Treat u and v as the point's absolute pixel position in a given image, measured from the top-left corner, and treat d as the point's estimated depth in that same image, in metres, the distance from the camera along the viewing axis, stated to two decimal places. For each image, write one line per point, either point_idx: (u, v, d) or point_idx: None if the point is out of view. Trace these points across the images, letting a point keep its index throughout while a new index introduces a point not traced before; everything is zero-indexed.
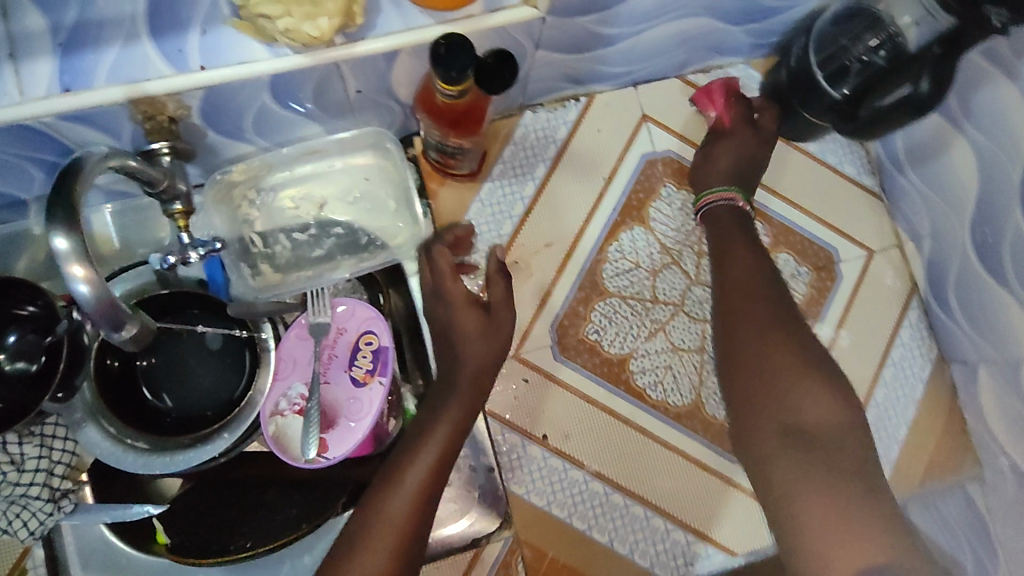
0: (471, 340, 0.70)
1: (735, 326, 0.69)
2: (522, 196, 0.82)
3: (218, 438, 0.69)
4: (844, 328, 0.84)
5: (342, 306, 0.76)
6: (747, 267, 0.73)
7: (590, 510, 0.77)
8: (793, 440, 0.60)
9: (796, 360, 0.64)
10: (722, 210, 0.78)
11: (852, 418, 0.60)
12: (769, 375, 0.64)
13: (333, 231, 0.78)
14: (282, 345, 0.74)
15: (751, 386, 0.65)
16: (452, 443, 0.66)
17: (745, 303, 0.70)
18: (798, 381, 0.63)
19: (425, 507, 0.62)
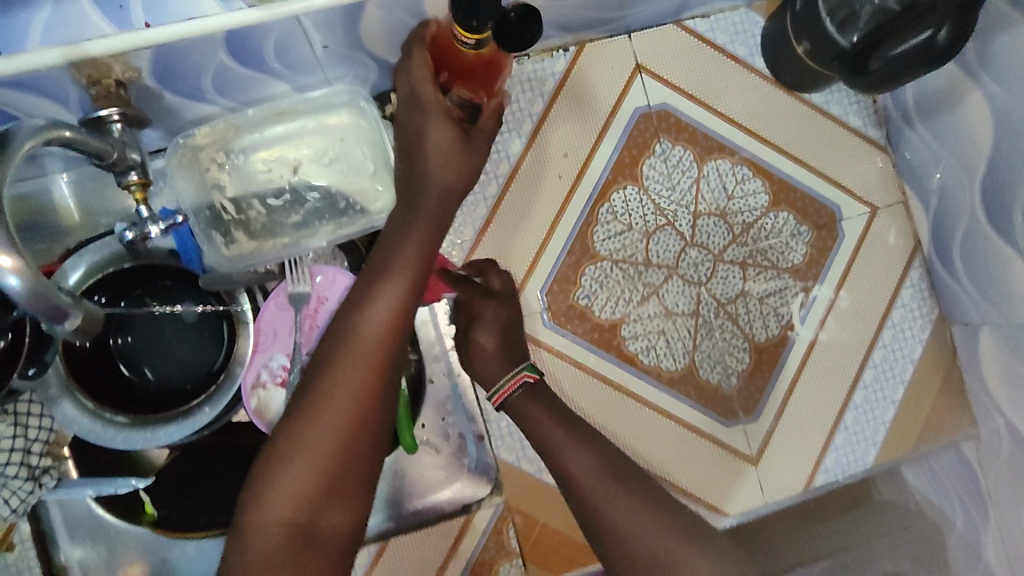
0: (441, 160, 0.64)
1: (560, 460, 0.65)
2: (508, 154, 0.77)
3: (198, 413, 0.68)
4: (843, 289, 0.81)
5: (323, 274, 0.73)
6: (582, 456, 0.65)
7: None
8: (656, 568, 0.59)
9: (619, 488, 0.63)
10: (534, 407, 0.69)
11: (677, 525, 0.61)
12: (607, 517, 0.61)
13: (310, 196, 0.75)
14: (261, 315, 0.72)
15: (605, 488, 0.63)
16: (403, 301, 0.61)
17: (603, 480, 0.63)
18: (622, 509, 0.61)
19: (388, 369, 0.58)
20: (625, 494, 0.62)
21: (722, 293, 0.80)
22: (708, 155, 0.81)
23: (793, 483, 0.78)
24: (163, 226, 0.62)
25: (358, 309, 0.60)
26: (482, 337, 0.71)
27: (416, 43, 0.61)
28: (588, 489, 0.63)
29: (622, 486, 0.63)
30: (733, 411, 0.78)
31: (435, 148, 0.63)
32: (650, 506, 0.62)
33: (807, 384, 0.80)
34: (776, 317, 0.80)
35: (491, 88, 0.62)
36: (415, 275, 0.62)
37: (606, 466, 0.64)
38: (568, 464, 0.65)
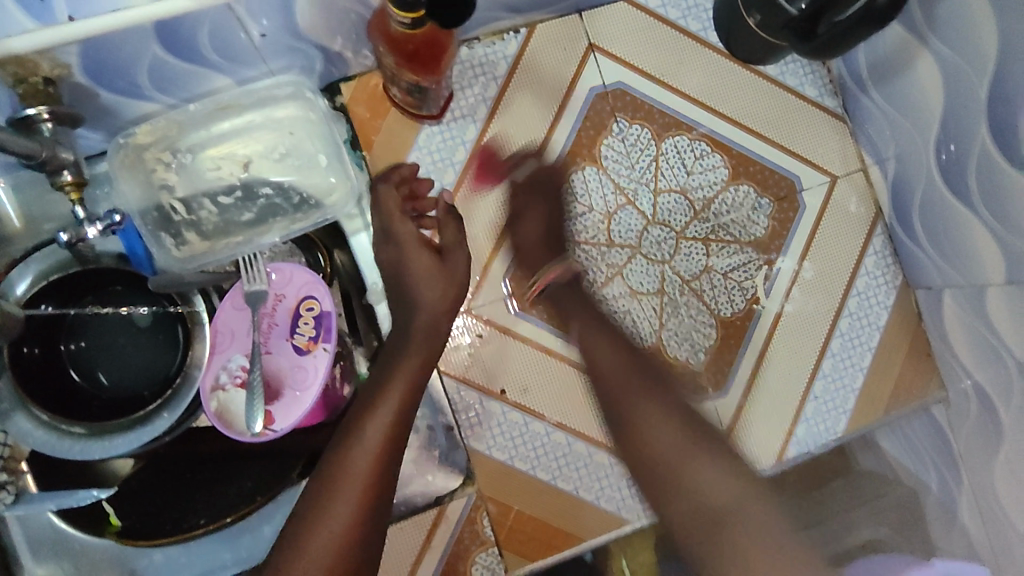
0: (425, 279, 0.68)
1: (630, 407, 0.66)
2: (464, 140, 0.76)
3: (157, 419, 0.66)
4: (807, 260, 0.81)
5: (279, 270, 0.72)
6: (657, 412, 0.65)
7: (554, 462, 0.75)
8: (722, 525, 0.57)
9: (686, 436, 0.63)
10: (565, 297, 0.75)
11: (748, 502, 0.58)
12: (683, 464, 0.61)
13: (261, 192, 0.74)
14: (217, 317, 0.70)
15: (663, 484, 0.61)
16: (399, 415, 0.63)
17: (630, 382, 0.68)
18: (695, 463, 0.61)
19: (380, 485, 0.60)
20: (681, 438, 0.62)
21: (686, 270, 0.79)
22: (666, 132, 0.80)
23: (766, 456, 0.79)
24: (101, 226, 0.60)
25: (362, 417, 0.62)
26: (533, 230, 0.75)
27: (380, 186, 0.70)
28: (666, 450, 0.62)
29: (649, 389, 0.67)
30: (703, 387, 0.78)
31: (414, 278, 0.68)
32: (704, 453, 0.62)
33: (776, 357, 0.80)
34: (741, 291, 0.80)
35: (435, 71, 0.61)
36: (412, 384, 0.64)
37: (684, 425, 0.64)
38: (642, 415, 0.65)
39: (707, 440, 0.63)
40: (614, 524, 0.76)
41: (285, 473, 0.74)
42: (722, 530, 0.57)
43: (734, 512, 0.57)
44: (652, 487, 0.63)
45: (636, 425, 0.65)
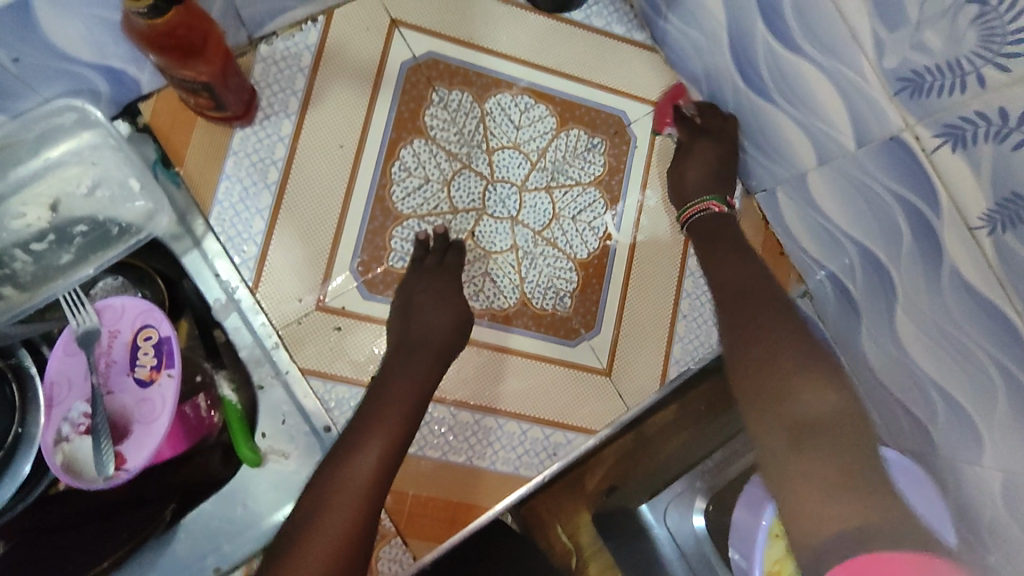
0: (434, 319, 0.70)
1: (743, 327, 0.61)
2: (281, 136, 0.74)
3: (1, 488, 0.63)
4: (649, 188, 0.84)
5: (108, 306, 0.68)
6: (781, 330, 0.59)
7: (468, 441, 0.75)
8: (805, 432, 0.51)
9: (802, 348, 0.57)
10: (710, 221, 0.76)
11: (855, 424, 0.52)
12: (796, 382, 0.54)
13: (76, 230, 0.69)
14: (49, 369, 0.67)
15: (760, 389, 0.56)
16: (390, 453, 0.61)
17: (774, 322, 0.60)
18: (805, 377, 0.54)
19: (371, 512, 0.58)
20: (756, 314, 0.62)
21: (536, 221, 0.80)
22: (487, 93, 0.81)
23: (649, 382, 0.80)
24: None
25: (346, 455, 0.60)
26: (691, 171, 0.79)
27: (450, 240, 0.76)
28: (736, 281, 0.67)
29: (789, 329, 0.59)
30: (575, 330, 0.80)
31: (428, 314, 0.71)
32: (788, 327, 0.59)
33: (638, 284, 0.81)
34: (592, 230, 0.81)
35: (208, 63, 0.61)
36: (399, 429, 0.63)
37: (757, 275, 0.67)
38: (721, 262, 0.71)
39: (818, 347, 0.58)
40: (517, 482, 0.76)
41: (155, 515, 0.70)
42: (821, 443, 0.50)
43: (838, 428, 0.51)
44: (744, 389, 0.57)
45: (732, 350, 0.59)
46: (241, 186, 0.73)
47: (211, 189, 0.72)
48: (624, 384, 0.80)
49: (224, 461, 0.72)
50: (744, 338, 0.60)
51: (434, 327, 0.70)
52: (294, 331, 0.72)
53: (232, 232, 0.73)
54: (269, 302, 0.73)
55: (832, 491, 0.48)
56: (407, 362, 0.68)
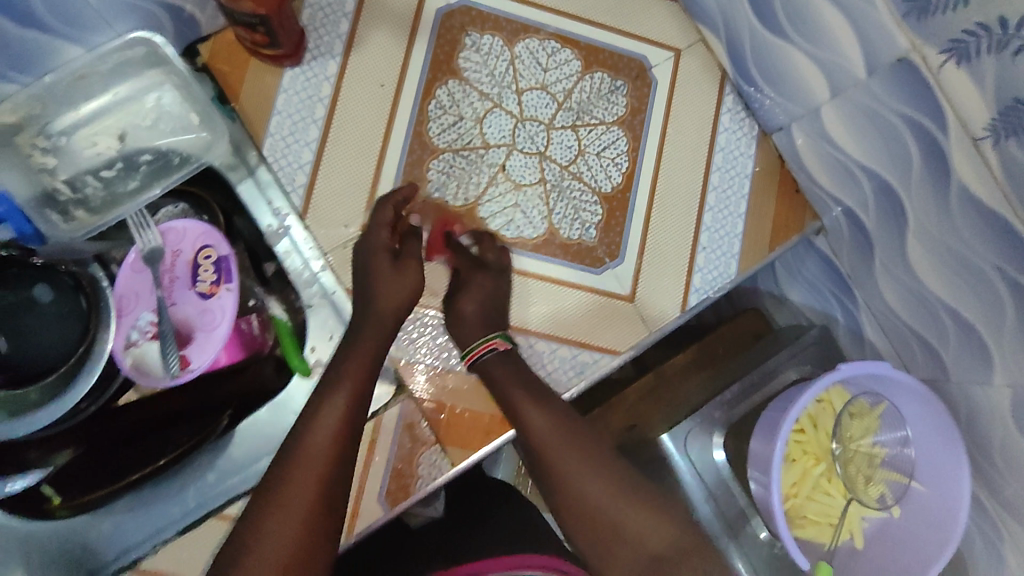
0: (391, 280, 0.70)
1: (558, 469, 0.65)
2: (327, 76, 0.80)
3: (79, 386, 0.68)
4: (669, 128, 0.89)
5: (171, 227, 0.74)
6: (602, 476, 0.65)
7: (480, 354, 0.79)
8: (660, 571, 0.59)
9: (642, 499, 0.64)
10: (500, 368, 0.72)
11: (691, 556, 0.60)
12: (622, 520, 0.62)
13: (140, 160, 0.75)
14: (118, 283, 0.72)
15: (588, 525, 0.63)
16: (343, 428, 0.61)
17: (569, 447, 0.67)
18: (586, 474, 0.65)
19: (335, 474, 0.58)
20: (577, 453, 0.66)
21: (563, 156, 0.85)
22: (517, 38, 0.86)
23: (671, 308, 0.85)
24: None
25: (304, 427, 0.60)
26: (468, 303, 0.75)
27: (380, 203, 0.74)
28: (548, 442, 0.67)
29: (585, 454, 0.66)
30: (600, 259, 0.84)
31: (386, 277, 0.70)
32: (596, 468, 0.65)
33: (660, 217, 0.86)
34: (616, 166, 0.86)
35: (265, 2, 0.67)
36: (354, 394, 0.64)
37: (560, 430, 0.68)
38: (528, 420, 0.69)
39: (608, 458, 0.66)
40: None
41: (214, 421, 0.76)
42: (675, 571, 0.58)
43: (679, 560, 0.59)
44: (581, 534, 0.64)
45: (564, 482, 0.65)
46: (291, 121, 0.79)
47: (264, 123, 0.78)
48: (647, 309, 0.84)
49: (277, 372, 0.77)
50: (563, 484, 0.65)
51: (379, 312, 0.69)
52: (341, 254, 0.78)
53: (283, 162, 0.78)
54: (316, 227, 0.78)
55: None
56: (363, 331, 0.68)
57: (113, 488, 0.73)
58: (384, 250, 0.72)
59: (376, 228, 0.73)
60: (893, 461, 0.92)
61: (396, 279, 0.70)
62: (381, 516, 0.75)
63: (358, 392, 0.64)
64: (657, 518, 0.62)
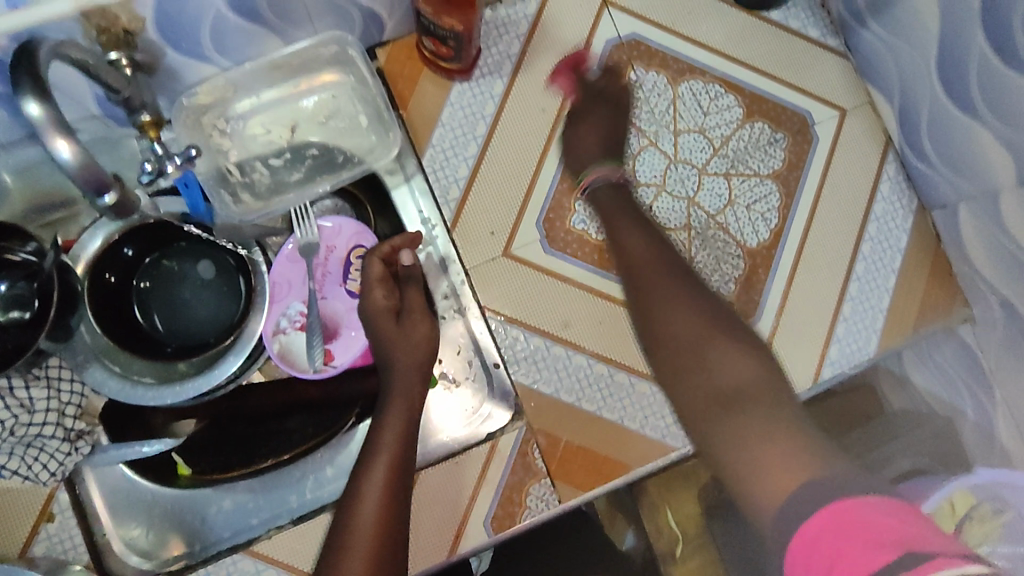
0: (408, 336, 0.69)
1: (648, 306, 0.67)
2: (493, 95, 0.81)
3: (226, 361, 0.70)
4: (824, 189, 0.85)
5: (327, 224, 0.76)
6: (678, 306, 0.65)
7: (555, 367, 0.78)
8: (737, 403, 0.57)
9: (710, 326, 0.63)
10: (610, 197, 0.76)
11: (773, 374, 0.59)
12: (705, 356, 0.61)
13: (308, 153, 0.77)
14: (273, 270, 0.74)
15: (678, 365, 0.62)
16: (389, 497, 0.61)
17: (668, 279, 0.68)
18: (717, 346, 0.61)
19: (390, 526, 0.60)
20: (672, 283, 0.67)
21: (712, 204, 0.83)
22: (681, 78, 0.85)
23: (801, 376, 0.82)
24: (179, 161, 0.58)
25: (359, 480, 0.62)
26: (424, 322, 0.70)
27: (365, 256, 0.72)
28: (685, 334, 0.63)
29: (693, 303, 0.65)
30: (736, 315, 0.82)
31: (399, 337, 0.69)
32: (733, 338, 0.62)
33: (804, 280, 0.83)
34: (765, 221, 0.84)
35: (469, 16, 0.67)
36: (403, 435, 0.65)
37: (659, 254, 0.71)
38: (659, 310, 0.66)
39: (708, 298, 0.66)
40: (662, 450, 0.78)
41: (339, 420, 0.76)
42: (746, 407, 0.57)
43: (750, 395, 0.57)
44: (666, 366, 0.64)
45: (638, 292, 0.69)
46: (453, 134, 0.80)
47: (427, 132, 0.79)
48: None
49: None
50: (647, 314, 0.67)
51: (404, 374, 0.68)
52: (481, 271, 0.79)
53: (440, 174, 0.79)
54: (461, 241, 0.79)
55: (767, 441, 0.54)
56: (396, 376, 0.68)
57: (236, 471, 0.74)
58: (386, 310, 0.70)
59: (368, 287, 0.70)
60: None
61: (400, 342, 0.69)
62: (486, 539, 0.75)
63: (405, 433, 0.65)
64: (737, 354, 0.61)
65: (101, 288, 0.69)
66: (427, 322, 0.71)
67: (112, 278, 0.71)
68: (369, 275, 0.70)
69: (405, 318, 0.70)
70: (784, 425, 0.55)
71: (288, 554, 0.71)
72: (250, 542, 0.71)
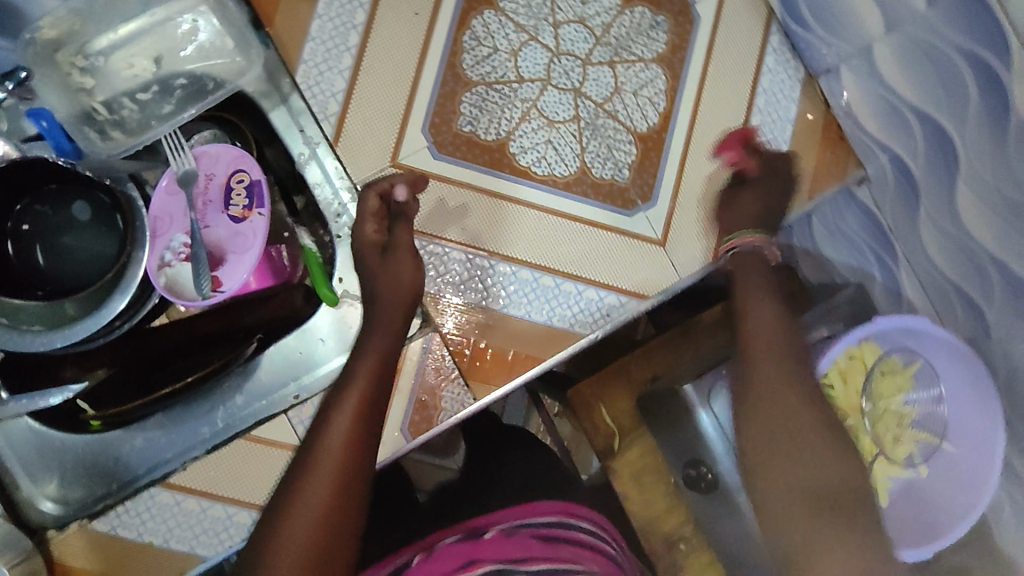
0: (389, 277, 0.68)
1: (758, 408, 0.61)
2: (361, 5, 0.79)
3: (115, 300, 0.68)
4: (710, 66, 0.85)
5: (205, 152, 0.74)
6: (771, 417, 0.60)
7: (443, 271, 0.79)
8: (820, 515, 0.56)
9: (802, 398, 0.61)
10: (750, 272, 0.72)
11: (838, 464, 0.58)
12: (788, 473, 0.58)
13: (177, 83, 0.75)
14: (153, 205, 0.72)
15: (769, 454, 0.60)
16: (357, 429, 0.60)
17: (783, 385, 0.61)
18: (788, 459, 0.59)
19: (356, 458, 0.59)
20: (797, 395, 0.61)
21: (598, 94, 0.83)
22: None
23: (702, 252, 0.83)
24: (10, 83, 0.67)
25: (330, 414, 0.61)
26: (406, 262, 0.69)
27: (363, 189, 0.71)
28: (797, 428, 0.59)
29: (803, 394, 0.62)
30: (632, 201, 0.82)
31: (392, 271, 0.69)
32: (810, 404, 0.61)
33: (697, 159, 0.84)
34: (653, 105, 0.84)
35: None
36: (375, 373, 0.64)
37: (787, 368, 0.63)
38: (760, 418, 0.61)
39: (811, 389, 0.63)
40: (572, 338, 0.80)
41: (239, 343, 0.77)
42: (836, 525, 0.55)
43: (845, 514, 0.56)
44: (765, 468, 0.59)
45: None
46: (324, 48, 0.79)
47: (297, 49, 0.79)
48: (678, 254, 0.83)
49: (305, 301, 0.77)
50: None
51: (386, 308, 0.68)
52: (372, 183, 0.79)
53: (315, 90, 0.78)
54: (346, 157, 0.78)
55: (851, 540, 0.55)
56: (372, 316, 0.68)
57: (146, 413, 0.74)
58: (373, 245, 0.70)
59: (361, 218, 0.70)
60: (924, 421, 0.88)
61: (385, 274, 0.68)
62: (404, 444, 0.76)
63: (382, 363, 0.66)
64: (792, 449, 0.59)
65: None
66: (412, 260, 0.69)
67: None
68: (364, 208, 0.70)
69: (390, 253, 0.70)
70: (842, 486, 0.58)
71: (202, 482, 0.72)
72: (164, 476, 0.71)
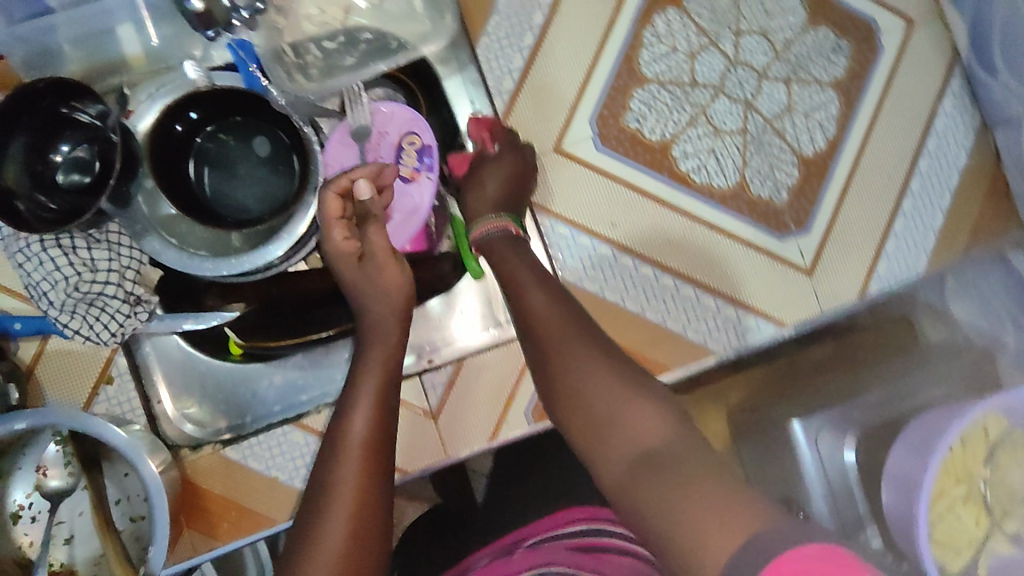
0: (370, 290, 0.62)
1: (596, 435, 0.55)
2: None
3: (279, 240, 0.69)
4: (884, 100, 0.83)
5: (382, 108, 0.73)
6: (640, 409, 0.55)
7: (588, 263, 0.78)
8: (661, 467, 0.50)
9: (648, 402, 0.55)
10: (535, 297, 0.63)
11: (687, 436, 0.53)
12: (627, 412, 0.54)
13: (363, 37, 0.73)
14: (327, 152, 0.73)
15: (611, 433, 0.54)
16: (375, 432, 0.58)
17: (604, 391, 0.57)
18: (670, 435, 0.52)
19: (375, 474, 0.56)
20: (589, 435, 0.56)
21: (769, 109, 0.81)
22: None
23: (847, 288, 0.82)
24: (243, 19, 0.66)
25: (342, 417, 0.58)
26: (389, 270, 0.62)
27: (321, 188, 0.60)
28: (640, 432, 0.54)
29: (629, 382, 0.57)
30: (786, 225, 0.81)
31: (375, 281, 0.62)
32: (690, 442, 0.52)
33: (855, 192, 0.82)
34: (821, 130, 0.82)
35: None
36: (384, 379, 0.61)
37: (613, 391, 0.56)
38: (604, 431, 0.55)
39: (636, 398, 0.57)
40: (702, 352, 0.79)
41: None
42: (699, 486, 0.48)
43: (695, 453, 0.51)
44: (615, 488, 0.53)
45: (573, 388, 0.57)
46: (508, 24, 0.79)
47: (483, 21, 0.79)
48: (824, 286, 0.81)
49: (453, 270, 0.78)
50: (593, 451, 0.55)
51: (378, 321, 0.63)
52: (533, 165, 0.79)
53: (493, 63, 0.79)
54: None
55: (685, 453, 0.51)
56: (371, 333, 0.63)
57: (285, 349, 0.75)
58: (349, 253, 0.61)
59: (326, 225, 0.61)
60: None
61: (369, 285, 0.62)
62: (526, 428, 0.78)
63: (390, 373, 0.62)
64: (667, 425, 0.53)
65: (156, 155, 0.69)
66: (397, 263, 0.62)
67: (170, 145, 0.70)
68: (325, 215, 0.60)
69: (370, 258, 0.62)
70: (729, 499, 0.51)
71: None
72: (298, 416, 0.74)
